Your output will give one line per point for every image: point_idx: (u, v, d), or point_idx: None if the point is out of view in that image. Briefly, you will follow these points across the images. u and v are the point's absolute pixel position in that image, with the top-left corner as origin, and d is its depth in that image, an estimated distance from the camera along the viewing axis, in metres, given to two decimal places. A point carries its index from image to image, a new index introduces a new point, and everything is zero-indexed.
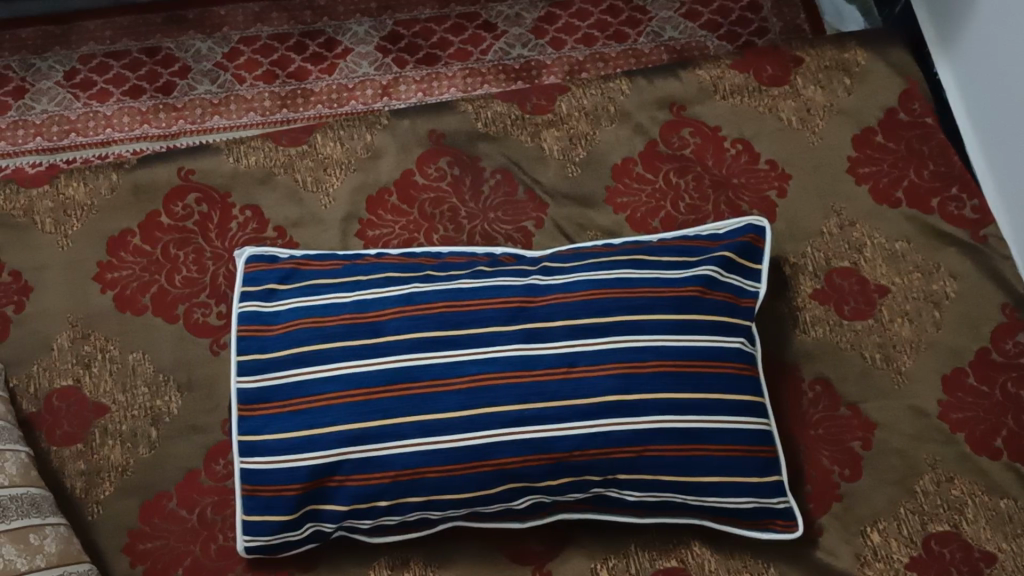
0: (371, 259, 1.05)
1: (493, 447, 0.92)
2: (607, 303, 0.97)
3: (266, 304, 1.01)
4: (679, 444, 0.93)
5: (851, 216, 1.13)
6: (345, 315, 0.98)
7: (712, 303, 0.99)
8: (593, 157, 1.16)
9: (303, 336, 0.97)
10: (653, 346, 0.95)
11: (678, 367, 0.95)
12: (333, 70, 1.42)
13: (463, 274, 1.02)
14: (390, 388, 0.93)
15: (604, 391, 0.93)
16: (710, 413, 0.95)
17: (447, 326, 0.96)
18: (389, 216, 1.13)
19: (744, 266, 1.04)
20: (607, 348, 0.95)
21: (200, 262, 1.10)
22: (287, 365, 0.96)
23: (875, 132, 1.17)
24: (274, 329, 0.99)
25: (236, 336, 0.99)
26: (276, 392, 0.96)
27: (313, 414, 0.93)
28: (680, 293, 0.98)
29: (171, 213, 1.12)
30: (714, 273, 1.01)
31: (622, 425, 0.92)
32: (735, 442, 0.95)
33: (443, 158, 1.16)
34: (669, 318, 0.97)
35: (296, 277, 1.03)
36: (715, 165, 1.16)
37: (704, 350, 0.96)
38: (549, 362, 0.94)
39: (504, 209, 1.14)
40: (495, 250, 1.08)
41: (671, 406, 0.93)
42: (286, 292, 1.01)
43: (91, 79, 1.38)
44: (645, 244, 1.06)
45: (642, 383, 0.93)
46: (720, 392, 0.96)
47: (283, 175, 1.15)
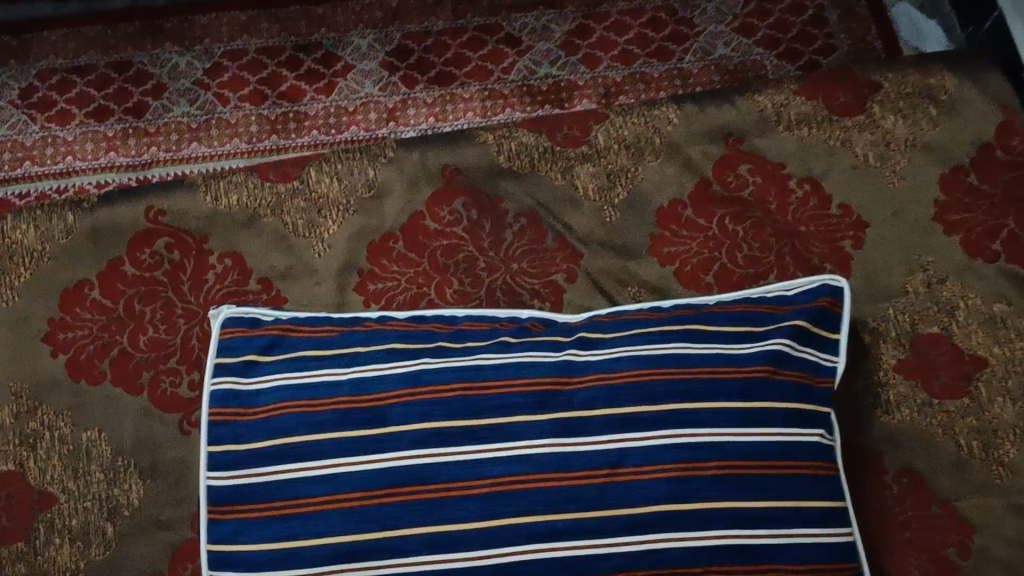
0: (374, 323, 0.88)
1: (520, 566, 0.75)
2: (658, 387, 0.80)
3: (243, 380, 0.83)
4: (748, 564, 0.76)
5: (941, 272, 0.96)
6: (341, 399, 0.80)
7: (784, 386, 0.81)
8: (634, 199, 0.99)
9: (290, 423, 0.80)
10: (715, 442, 0.78)
11: (746, 469, 0.77)
12: (330, 90, 1.24)
13: (484, 345, 0.84)
14: (394, 490, 0.76)
15: (656, 498, 0.76)
16: (785, 526, 0.77)
17: (463, 414, 0.79)
18: (394, 266, 0.95)
19: (820, 335, 0.86)
20: (659, 444, 0.77)
21: (170, 320, 0.93)
22: (267, 460, 0.79)
23: (967, 172, 0.99)
24: (253, 413, 0.81)
25: (208, 419, 0.82)
26: (256, 491, 0.79)
27: (302, 521, 0.76)
28: (746, 374, 0.81)
29: (137, 262, 0.95)
30: (785, 347, 0.83)
31: (677, 541, 0.75)
32: (815, 561, 0.78)
33: (458, 199, 0.98)
34: (734, 406, 0.79)
35: (280, 346, 0.85)
36: (778, 210, 0.98)
37: (777, 446, 0.79)
38: (588, 462, 0.77)
39: (530, 259, 0.96)
40: (520, 313, 0.90)
41: (738, 517, 0.76)
42: (267, 365, 0.84)
43: (51, 98, 1.21)
44: (700, 307, 0.88)
45: (701, 489, 0.76)
46: (796, 499, 0.78)
47: (270, 218, 0.97)
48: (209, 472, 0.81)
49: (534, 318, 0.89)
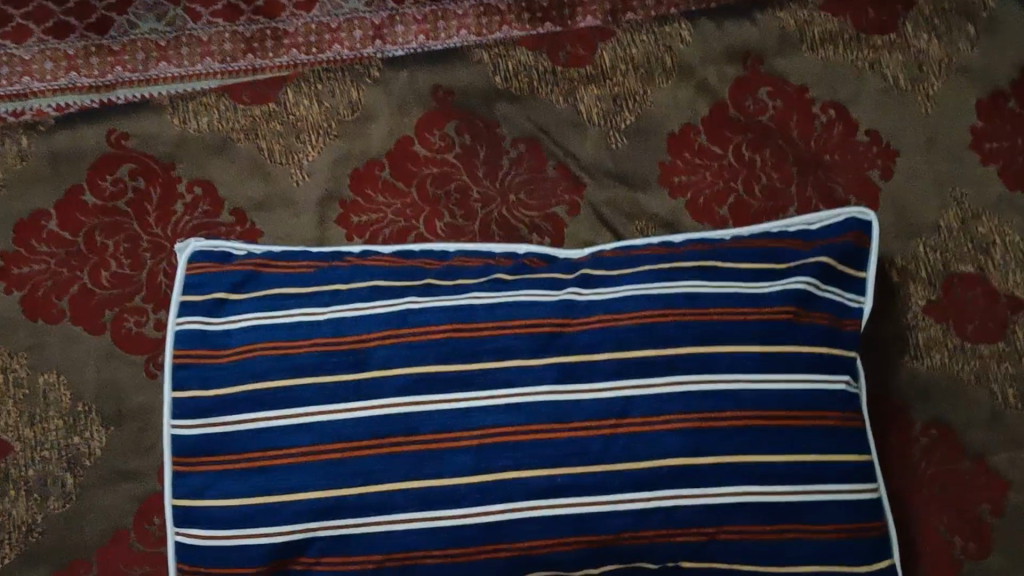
0: (355, 258, 0.79)
1: (514, 524, 0.68)
2: (670, 330, 0.72)
3: (212, 320, 0.75)
4: (766, 524, 0.69)
5: (976, 206, 0.88)
6: (318, 340, 0.73)
7: (807, 330, 0.74)
8: (643, 124, 0.90)
9: (262, 367, 0.72)
10: (731, 390, 0.70)
11: (764, 420, 0.70)
12: (310, 5, 1.07)
13: (477, 284, 0.76)
14: (376, 442, 0.69)
15: (667, 451, 0.69)
16: (806, 482, 0.70)
17: (454, 358, 0.71)
18: (381, 196, 0.87)
19: (845, 274, 0.79)
20: (670, 392, 0.70)
21: (135, 254, 0.85)
22: (238, 407, 0.72)
23: (1007, 97, 0.91)
24: (223, 355, 0.74)
25: (173, 363, 0.74)
26: (226, 442, 0.71)
27: (276, 475, 0.69)
28: (765, 316, 0.73)
29: (98, 190, 0.87)
30: (808, 287, 0.75)
31: (688, 499, 0.68)
32: (839, 521, 0.71)
33: (450, 122, 0.90)
34: (752, 350, 0.72)
35: (252, 282, 0.77)
36: (801, 137, 0.90)
37: (798, 394, 0.72)
38: (590, 411, 0.69)
39: (528, 189, 0.88)
40: (517, 248, 0.82)
41: (756, 472, 0.69)
42: (239, 304, 0.76)
43: (4, 12, 1.05)
44: (714, 241, 0.80)
45: (715, 441, 0.69)
46: (819, 452, 0.71)
47: (245, 143, 0.89)
48: (174, 420, 0.73)
49: (532, 254, 0.81)
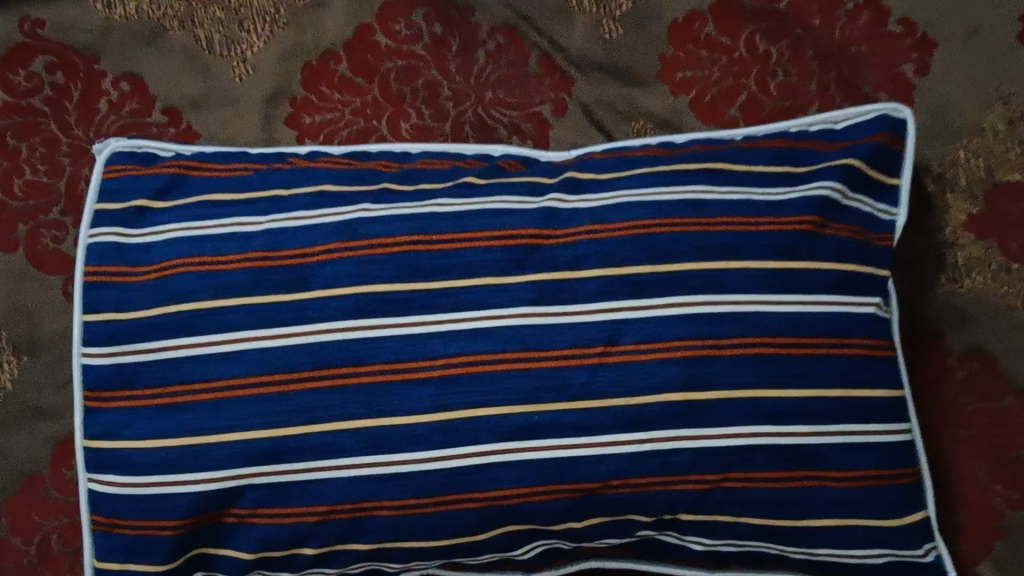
0: (301, 160, 0.68)
1: (482, 470, 0.58)
2: (670, 243, 0.61)
3: (131, 232, 0.64)
4: (780, 471, 0.59)
5: None
6: (253, 254, 0.61)
7: (834, 244, 0.62)
8: (641, 10, 0.78)
9: (187, 287, 0.61)
10: (742, 313, 0.59)
11: (781, 349, 0.59)
12: None
13: (442, 187, 0.65)
14: (318, 373, 0.58)
15: (665, 384, 0.58)
16: (829, 422, 0.59)
17: (412, 276, 0.60)
18: (336, 93, 0.76)
19: (877, 180, 0.67)
20: (669, 316, 0.59)
21: (52, 160, 0.74)
22: (159, 333, 0.61)
23: None
24: (141, 273, 0.62)
25: (83, 281, 0.63)
26: (144, 374, 0.61)
27: (203, 413, 0.59)
28: (785, 228, 0.62)
29: (8, 85, 0.75)
30: (834, 194, 0.63)
31: (688, 441, 0.58)
32: (868, 467, 0.60)
33: (417, 8, 0.77)
34: (767, 266, 0.60)
35: (179, 188, 0.66)
36: (823, 26, 0.77)
37: (822, 319, 0.60)
38: (575, 338, 0.58)
39: (508, 86, 0.76)
40: (493, 150, 0.70)
41: (769, 411, 0.58)
42: (165, 213, 0.64)
43: None
44: (721, 142, 0.68)
45: (721, 373, 0.58)
46: (846, 388, 0.60)
47: (179, 32, 0.77)
48: (85, 348, 0.62)
49: (509, 156, 0.70)
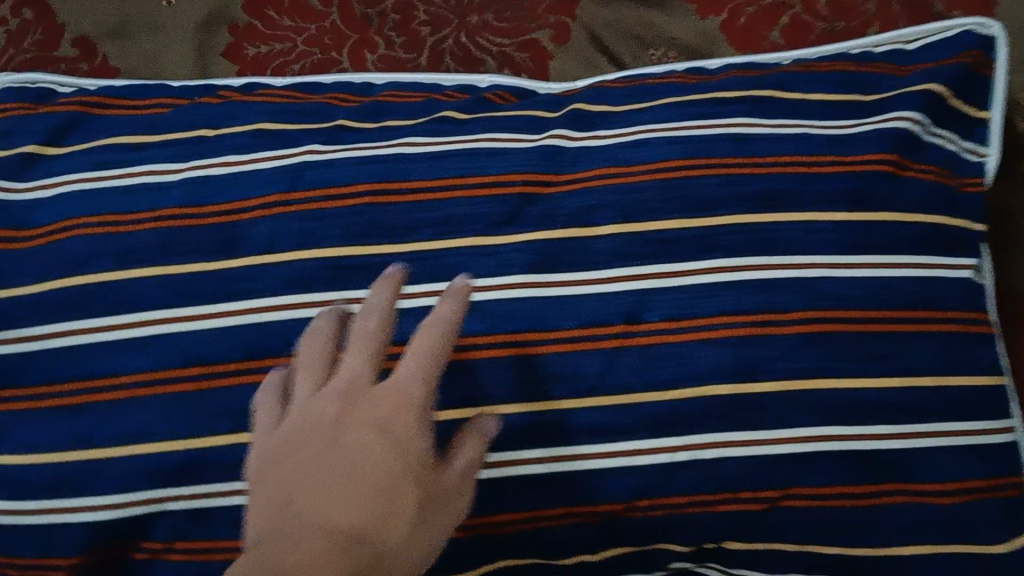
0: (235, 94, 0.54)
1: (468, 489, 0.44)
2: (709, 190, 0.47)
3: (16, 185, 0.50)
4: (855, 484, 0.44)
5: None
6: (166, 210, 0.47)
7: (916, 188, 0.48)
8: None
9: (84, 254, 0.47)
10: (804, 278, 0.45)
11: (853, 324, 0.45)
12: None
13: (418, 124, 0.51)
14: (250, 364, 0.44)
15: (706, 373, 0.44)
16: (922, 418, 0.45)
17: (373, 234, 0.46)
18: (286, 18, 0.62)
19: (965, 111, 0.52)
20: (708, 284, 0.45)
21: None
22: (46, 314, 0.47)
23: None
24: (29, 237, 0.49)
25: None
26: (30, 366, 0.47)
27: (102, 416, 0.45)
28: (854, 167, 0.47)
29: None
30: (914, 125, 0.49)
31: (738, 448, 0.44)
32: (976, 479, 0.45)
33: None
34: (834, 217, 0.46)
35: (82, 129, 0.52)
36: None
37: (906, 285, 0.46)
38: (582, 312, 0.45)
39: (498, 8, 0.62)
40: (480, 80, 0.56)
41: (840, 406, 0.44)
42: (63, 159, 0.50)
43: None
44: (765, 65, 0.54)
45: (779, 355, 0.44)
46: (941, 373, 0.45)
47: None
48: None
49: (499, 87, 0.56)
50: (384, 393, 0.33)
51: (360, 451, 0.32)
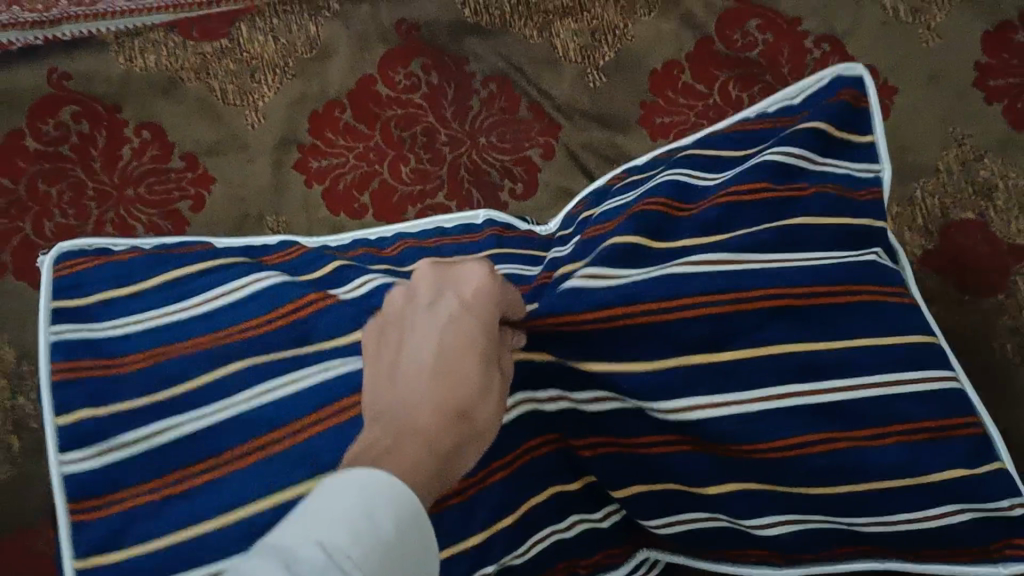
0: (276, 253, 0.68)
1: (490, 462, 0.53)
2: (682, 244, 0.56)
3: (94, 325, 0.59)
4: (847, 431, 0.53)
5: (978, 147, 0.82)
6: (243, 323, 0.58)
7: (818, 200, 0.57)
8: (623, 60, 0.85)
9: (174, 371, 0.56)
10: (747, 268, 0.54)
11: (780, 300, 0.54)
12: None
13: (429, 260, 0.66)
14: (296, 428, 0.52)
15: (683, 343, 0.53)
16: (870, 372, 0.54)
17: None
18: (341, 139, 0.82)
19: (844, 141, 0.62)
20: (646, 279, 0.54)
21: (79, 203, 0.80)
22: (137, 422, 0.55)
23: (1015, 30, 0.85)
24: (121, 366, 0.57)
25: (50, 379, 0.57)
26: (130, 471, 0.54)
27: (201, 498, 0.52)
28: (765, 196, 0.57)
29: (39, 134, 0.81)
30: (785, 157, 0.58)
31: (724, 408, 0.52)
32: (917, 419, 0.54)
33: (416, 60, 0.84)
34: (761, 232, 0.56)
35: (138, 272, 0.62)
36: (791, 72, 0.84)
37: (811, 270, 0.55)
38: (562, 304, 0.53)
39: (499, 131, 0.83)
40: (476, 216, 0.72)
41: (794, 368, 0.53)
42: (130, 299, 0.60)
43: None
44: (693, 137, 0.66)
45: (747, 326, 0.53)
46: (860, 335, 0.55)
47: (195, 83, 0.83)
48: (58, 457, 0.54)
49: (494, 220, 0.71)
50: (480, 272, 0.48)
51: (449, 313, 0.47)
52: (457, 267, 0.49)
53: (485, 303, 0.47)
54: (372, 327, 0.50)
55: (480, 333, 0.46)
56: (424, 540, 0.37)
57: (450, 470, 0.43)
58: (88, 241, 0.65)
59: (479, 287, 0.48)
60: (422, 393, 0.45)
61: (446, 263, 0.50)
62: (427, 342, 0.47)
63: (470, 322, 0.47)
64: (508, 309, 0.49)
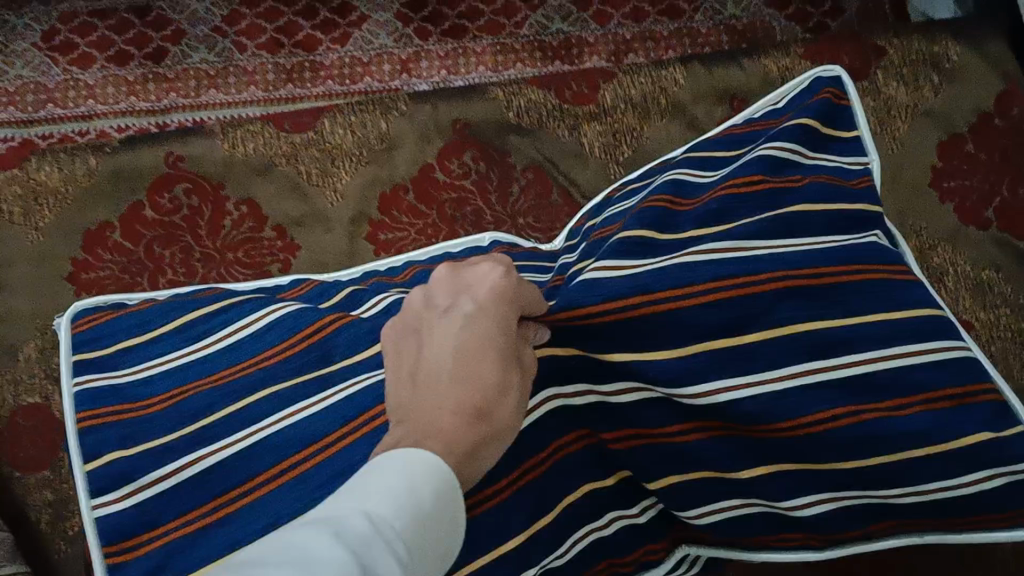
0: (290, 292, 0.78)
1: (518, 464, 0.58)
2: (685, 222, 0.64)
3: (117, 372, 0.68)
4: (864, 402, 0.57)
5: (932, 238, 0.99)
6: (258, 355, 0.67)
7: (813, 187, 0.64)
8: (638, 158, 1.03)
9: (202, 403, 0.65)
10: (754, 254, 0.60)
11: (789, 281, 0.59)
12: (345, 41, 1.14)
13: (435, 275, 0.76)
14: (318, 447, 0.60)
15: (700, 330, 0.58)
16: (872, 350, 0.58)
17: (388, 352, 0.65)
18: (404, 217, 1.00)
19: (830, 136, 0.69)
20: (655, 269, 0.60)
21: (188, 263, 0.97)
22: (170, 456, 0.62)
23: (966, 140, 1.02)
24: (148, 404, 0.66)
25: (78, 428, 0.66)
26: (166, 500, 0.61)
27: (241, 516, 0.59)
28: (763, 186, 0.64)
29: (156, 206, 0.98)
30: (778, 151, 0.65)
31: (742, 390, 0.57)
32: (936, 387, 0.58)
33: (467, 152, 1.02)
34: (760, 220, 0.62)
35: (153, 319, 0.71)
36: None
37: (823, 254, 0.61)
38: (579, 298, 0.58)
39: (536, 214, 1.00)
40: (482, 239, 0.85)
41: (814, 345, 0.58)
42: (155, 344, 0.70)
43: (53, 26, 1.10)
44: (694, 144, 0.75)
45: (758, 312, 0.58)
46: (872, 313, 0.59)
47: (285, 166, 1.01)
48: (93, 501, 0.62)
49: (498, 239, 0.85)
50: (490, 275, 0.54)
51: (463, 315, 0.53)
52: (467, 274, 0.56)
53: (496, 306, 0.53)
54: (396, 323, 0.57)
55: (492, 333, 0.52)
56: (455, 510, 0.46)
57: (467, 467, 0.49)
58: (100, 301, 0.76)
59: (490, 291, 0.53)
60: (437, 396, 0.51)
61: (457, 270, 0.56)
62: (446, 346, 0.53)
63: (484, 323, 0.52)
64: (530, 306, 0.55)
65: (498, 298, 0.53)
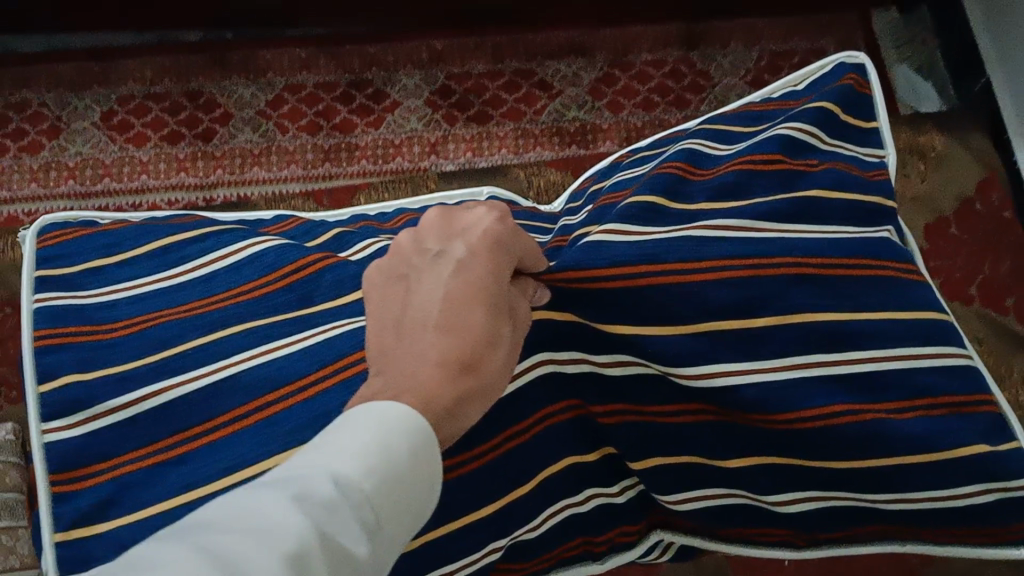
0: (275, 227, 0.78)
1: (499, 432, 0.61)
2: (697, 194, 0.66)
3: (84, 292, 0.68)
4: (860, 399, 0.60)
5: None
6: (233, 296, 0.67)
7: (827, 175, 0.67)
8: None
9: (168, 334, 0.65)
10: (764, 236, 0.63)
11: (809, 268, 0.62)
12: (379, 124, 1.25)
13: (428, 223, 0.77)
14: (288, 390, 0.60)
15: (712, 308, 0.60)
16: (873, 351, 0.61)
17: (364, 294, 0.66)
18: None
19: (853, 124, 0.72)
20: (669, 237, 0.62)
21: None
22: (130, 385, 0.62)
23: (949, 224, 1.18)
24: (111, 330, 0.66)
25: (38, 348, 0.65)
26: (127, 433, 0.61)
27: (200, 457, 0.59)
28: (778, 166, 0.67)
29: None
30: (801, 133, 0.68)
31: (745, 375, 0.60)
32: (934, 393, 0.61)
33: None
34: (776, 198, 0.65)
35: (126, 241, 0.71)
36: None
37: (830, 244, 0.64)
38: (586, 258, 0.60)
39: None
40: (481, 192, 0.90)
41: (819, 332, 0.60)
42: (126, 267, 0.70)
43: (111, 108, 1.21)
44: (707, 118, 0.77)
45: (770, 297, 0.60)
46: (887, 310, 0.63)
47: None
48: (43, 424, 0.62)
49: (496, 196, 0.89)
50: (488, 225, 0.54)
51: (458, 263, 0.53)
52: (463, 220, 0.55)
53: (495, 260, 0.53)
54: (379, 265, 0.56)
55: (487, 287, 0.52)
56: (434, 462, 0.45)
57: (453, 421, 0.49)
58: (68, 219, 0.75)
59: (487, 243, 0.54)
60: (426, 343, 0.51)
61: (452, 213, 0.56)
62: (437, 293, 0.53)
63: (481, 275, 0.52)
64: (525, 256, 0.55)
65: (495, 251, 0.53)
